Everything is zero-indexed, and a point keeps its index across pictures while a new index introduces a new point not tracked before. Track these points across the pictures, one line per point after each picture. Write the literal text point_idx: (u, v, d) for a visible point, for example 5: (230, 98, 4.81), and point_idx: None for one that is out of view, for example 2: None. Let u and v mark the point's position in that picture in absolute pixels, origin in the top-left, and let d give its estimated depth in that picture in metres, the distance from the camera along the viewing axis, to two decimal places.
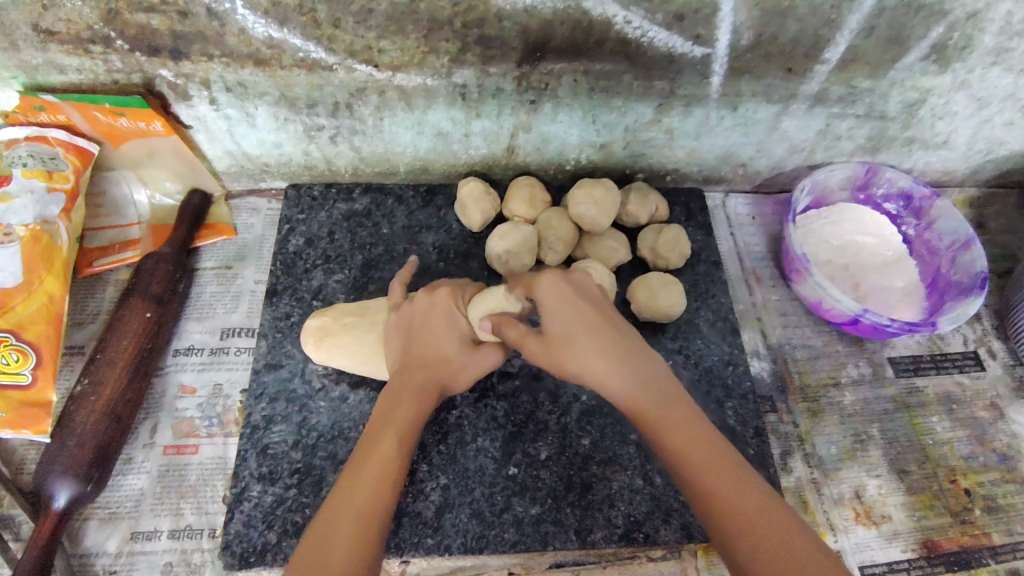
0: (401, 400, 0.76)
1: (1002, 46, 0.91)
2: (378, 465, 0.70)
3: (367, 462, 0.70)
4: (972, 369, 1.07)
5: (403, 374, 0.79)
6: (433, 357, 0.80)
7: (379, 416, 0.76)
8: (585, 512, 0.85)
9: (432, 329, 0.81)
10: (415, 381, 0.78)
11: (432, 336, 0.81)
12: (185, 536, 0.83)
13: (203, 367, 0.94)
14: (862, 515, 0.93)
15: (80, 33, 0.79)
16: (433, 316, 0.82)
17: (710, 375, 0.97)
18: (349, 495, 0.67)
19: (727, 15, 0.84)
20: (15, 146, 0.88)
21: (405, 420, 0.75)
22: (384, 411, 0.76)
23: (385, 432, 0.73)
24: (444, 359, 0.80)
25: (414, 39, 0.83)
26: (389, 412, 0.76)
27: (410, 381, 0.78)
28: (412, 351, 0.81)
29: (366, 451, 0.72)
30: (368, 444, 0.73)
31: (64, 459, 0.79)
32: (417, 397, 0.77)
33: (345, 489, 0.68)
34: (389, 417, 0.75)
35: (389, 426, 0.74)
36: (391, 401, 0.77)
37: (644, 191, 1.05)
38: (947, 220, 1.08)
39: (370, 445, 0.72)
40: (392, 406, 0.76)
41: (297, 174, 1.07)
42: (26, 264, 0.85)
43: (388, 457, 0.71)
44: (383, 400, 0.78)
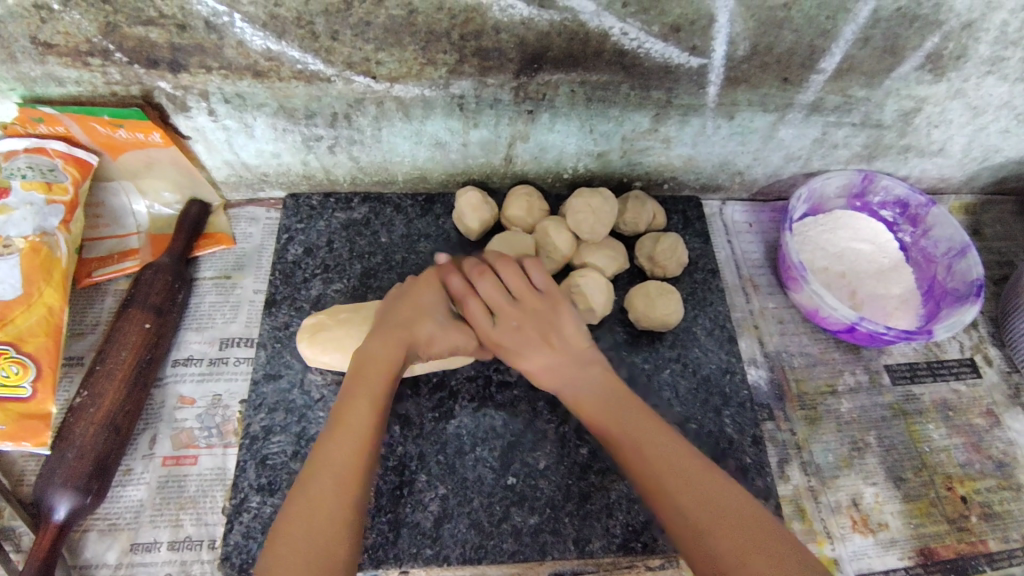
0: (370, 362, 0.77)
1: (997, 55, 0.92)
2: (351, 428, 0.71)
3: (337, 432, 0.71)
4: (968, 376, 1.08)
5: (379, 336, 0.80)
6: (413, 318, 0.81)
7: (354, 376, 0.77)
8: (583, 521, 0.85)
9: (413, 293, 0.83)
10: (393, 340, 0.79)
11: (414, 300, 0.83)
12: (185, 547, 0.83)
13: (202, 377, 0.94)
14: (859, 522, 0.94)
15: (79, 47, 0.80)
16: (415, 285, 0.84)
17: (708, 384, 0.98)
18: (323, 460, 0.69)
19: (724, 27, 0.84)
20: (13, 158, 0.89)
21: (380, 378, 0.76)
22: (359, 370, 0.77)
23: (358, 396, 0.74)
24: (423, 317, 0.81)
25: (412, 51, 0.83)
26: (361, 372, 0.77)
27: (385, 342, 0.79)
28: (391, 317, 0.82)
29: (341, 414, 0.73)
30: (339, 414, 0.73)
31: (63, 471, 0.79)
32: (391, 355, 0.78)
33: (320, 454, 0.69)
34: (362, 378, 0.76)
35: (364, 387, 0.75)
36: (367, 361, 0.78)
37: (642, 200, 1.05)
38: (943, 228, 1.09)
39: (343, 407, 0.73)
40: (366, 364, 0.77)
41: (296, 184, 1.07)
42: (27, 276, 0.85)
43: (355, 425, 0.72)
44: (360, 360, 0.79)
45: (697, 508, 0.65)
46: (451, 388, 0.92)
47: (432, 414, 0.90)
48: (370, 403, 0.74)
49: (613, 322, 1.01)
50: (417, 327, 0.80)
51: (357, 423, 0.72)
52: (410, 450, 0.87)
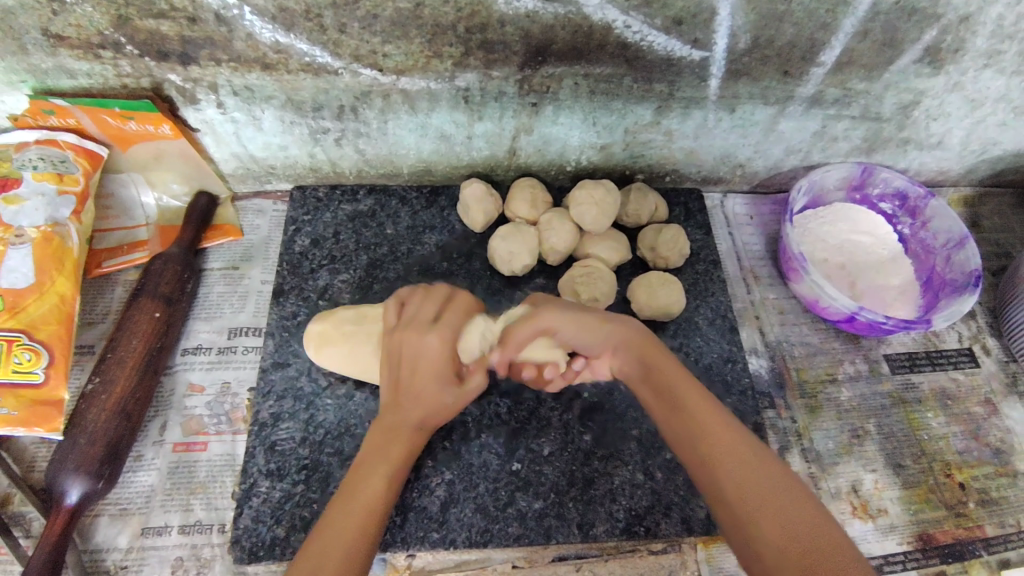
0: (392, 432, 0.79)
1: (994, 49, 0.93)
2: (368, 502, 0.73)
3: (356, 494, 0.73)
4: (967, 365, 1.09)
5: (395, 412, 0.80)
6: (426, 402, 0.80)
7: (372, 450, 0.78)
8: (587, 506, 0.86)
9: (428, 369, 0.80)
10: (406, 423, 0.80)
11: (427, 380, 0.80)
12: (195, 531, 0.84)
13: (211, 366, 0.95)
14: (859, 508, 0.95)
15: (90, 39, 0.81)
16: (428, 356, 0.80)
17: (709, 372, 0.99)
18: (344, 521, 0.70)
19: (725, 20, 0.86)
20: (24, 149, 0.90)
21: (399, 459, 0.78)
22: (376, 442, 0.79)
23: (375, 472, 0.76)
24: (434, 402, 0.80)
25: (418, 44, 0.85)
26: (382, 447, 0.78)
27: (402, 421, 0.80)
28: (406, 393, 0.80)
29: (357, 487, 0.74)
30: (357, 476, 0.76)
31: (76, 457, 0.80)
32: (407, 436, 0.79)
33: (338, 516, 0.71)
34: (381, 454, 0.77)
35: (383, 465, 0.76)
36: (384, 438, 0.79)
37: (644, 191, 1.07)
38: (941, 220, 1.11)
39: (362, 480, 0.75)
40: (384, 442, 0.78)
41: (303, 176, 1.08)
42: (38, 265, 0.86)
43: (376, 493, 0.74)
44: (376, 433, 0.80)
45: (750, 496, 0.67)
46: None
47: None
48: (386, 480, 0.76)
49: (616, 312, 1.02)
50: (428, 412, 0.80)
51: (374, 496, 0.74)
52: None
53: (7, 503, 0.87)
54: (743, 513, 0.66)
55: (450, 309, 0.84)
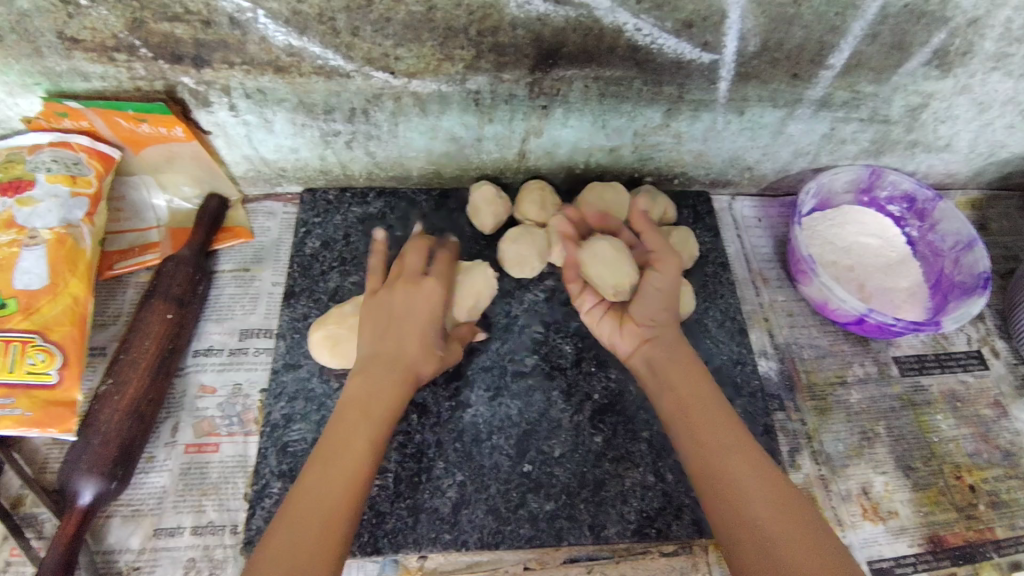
0: (372, 394, 0.78)
1: (1002, 51, 0.94)
2: (349, 464, 0.72)
3: (338, 461, 0.72)
4: (976, 367, 1.09)
5: (377, 366, 0.80)
6: (410, 350, 0.81)
7: (352, 410, 0.77)
8: (598, 508, 0.86)
9: (415, 320, 0.83)
10: (392, 372, 0.80)
11: (412, 325, 0.82)
12: (208, 532, 0.85)
13: (222, 367, 0.96)
14: (869, 511, 0.95)
15: (105, 42, 0.82)
16: (415, 305, 0.83)
17: (719, 374, 0.99)
18: (321, 490, 0.70)
19: (735, 23, 0.86)
20: (39, 151, 0.91)
21: (379, 422, 0.76)
22: (357, 400, 0.77)
23: (356, 433, 0.75)
24: (420, 351, 0.82)
25: (430, 47, 0.85)
26: (362, 408, 0.76)
27: (385, 376, 0.79)
28: (388, 344, 0.81)
29: (337, 450, 0.73)
30: (340, 441, 0.74)
31: (89, 457, 0.81)
32: (391, 391, 0.78)
33: (317, 482, 0.70)
34: (361, 414, 0.76)
35: (363, 425, 0.75)
36: (365, 394, 0.78)
37: (653, 194, 1.07)
38: (950, 222, 1.11)
39: (342, 443, 0.74)
40: (367, 399, 0.77)
41: (313, 179, 1.09)
42: (52, 266, 0.86)
43: (357, 460, 0.73)
44: (353, 392, 0.79)
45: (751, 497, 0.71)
46: (466, 377, 0.93)
47: (448, 402, 0.91)
48: (369, 438, 0.75)
49: None
50: (414, 360, 0.81)
51: (355, 460, 0.73)
52: (428, 437, 0.89)
53: (19, 504, 0.87)
54: (761, 531, 0.68)
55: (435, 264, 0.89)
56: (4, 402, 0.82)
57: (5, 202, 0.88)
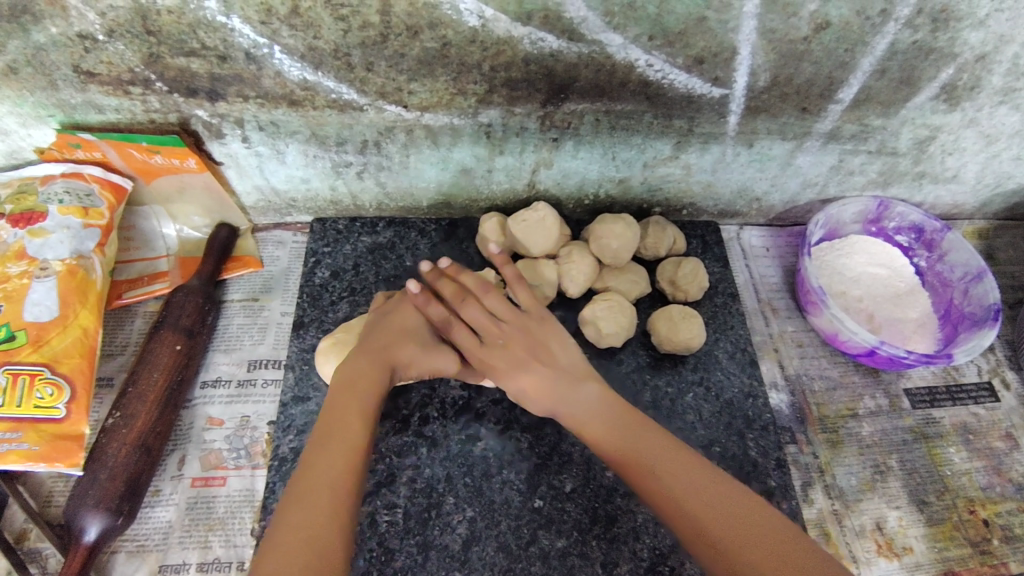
0: (359, 375, 0.79)
1: (1009, 86, 0.95)
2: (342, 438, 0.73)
3: (334, 436, 0.72)
4: (987, 400, 1.08)
5: (365, 352, 0.82)
6: (398, 340, 0.83)
7: (341, 390, 0.77)
8: (610, 544, 0.85)
9: (399, 317, 0.86)
10: (374, 360, 0.80)
11: (399, 329, 0.84)
12: (214, 570, 0.83)
13: (230, 399, 0.95)
14: (884, 546, 0.93)
15: (121, 76, 0.82)
16: (405, 314, 0.86)
17: (730, 407, 0.98)
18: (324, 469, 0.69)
19: (745, 59, 0.87)
20: (52, 182, 0.91)
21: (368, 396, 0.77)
22: (345, 386, 0.78)
23: (348, 410, 0.75)
24: (407, 338, 0.84)
25: (443, 82, 0.86)
26: (349, 388, 0.77)
27: (368, 361, 0.80)
28: (377, 337, 0.83)
29: (335, 427, 0.73)
30: (331, 420, 0.74)
31: (95, 493, 0.80)
32: (377, 374, 0.79)
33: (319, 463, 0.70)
34: (350, 392, 0.77)
35: (353, 406, 0.76)
36: (353, 375, 0.79)
37: (662, 224, 1.07)
38: (958, 253, 1.11)
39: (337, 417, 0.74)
40: (353, 382, 0.78)
41: (323, 209, 1.09)
42: (62, 298, 0.86)
43: (352, 433, 0.73)
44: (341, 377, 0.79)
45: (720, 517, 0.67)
46: (476, 410, 0.93)
47: (458, 435, 0.91)
48: (360, 415, 0.75)
49: (635, 346, 1.02)
50: (398, 348, 0.82)
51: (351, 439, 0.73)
52: (437, 472, 0.88)
53: (23, 539, 0.85)
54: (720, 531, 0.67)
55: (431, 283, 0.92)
56: (11, 436, 0.81)
57: (17, 233, 0.88)
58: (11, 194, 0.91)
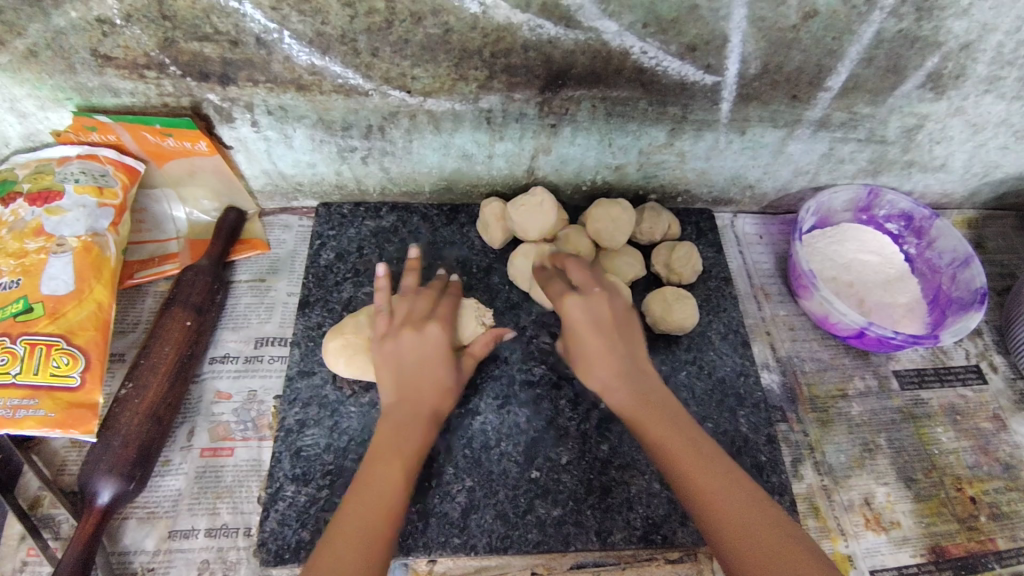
0: (398, 428, 0.79)
1: (994, 75, 0.98)
2: (383, 487, 0.74)
3: (372, 486, 0.74)
4: (975, 382, 1.11)
5: (397, 408, 0.81)
6: (428, 392, 0.83)
7: (383, 441, 0.78)
8: (605, 514, 0.88)
9: (423, 363, 0.84)
10: (411, 415, 0.81)
11: (419, 366, 0.84)
12: (221, 535, 0.86)
13: (238, 374, 0.98)
14: (872, 521, 0.96)
15: (137, 60, 0.86)
16: (421, 345, 0.85)
17: (723, 385, 1.01)
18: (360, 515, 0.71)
19: (736, 47, 0.90)
20: (68, 163, 0.95)
21: (408, 451, 0.78)
22: (385, 440, 0.78)
23: (392, 466, 0.75)
24: (434, 389, 0.84)
25: (445, 67, 0.90)
26: (389, 441, 0.78)
27: (409, 413, 0.81)
28: (407, 383, 0.83)
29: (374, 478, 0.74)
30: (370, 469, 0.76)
31: (109, 458, 0.83)
32: (412, 427, 0.80)
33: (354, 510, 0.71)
34: (392, 451, 0.77)
35: (392, 461, 0.76)
36: (390, 433, 0.79)
37: (657, 210, 1.10)
38: (946, 240, 1.14)
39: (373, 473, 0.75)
40: (391, 436, 0.79)
41: (328, 194, 1.13)
42: (78, 273, 0.89)
43: (392, 484, 0.74)
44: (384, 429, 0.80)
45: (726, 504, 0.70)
46: (476, 386, 0.95)
47: (459, 409, 0.94)
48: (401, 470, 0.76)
49: None
50: (428, 398, 0.83)
51: (391, 491, 0.74)
52: (438, 443, 0.91)
53: (37, 505, 0.88)
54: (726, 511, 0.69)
55: (445, 312, 0.90)
56: (28, 403, 0.84)
57: (34, 211, 0.91)
58: (29, 173, 0.94)
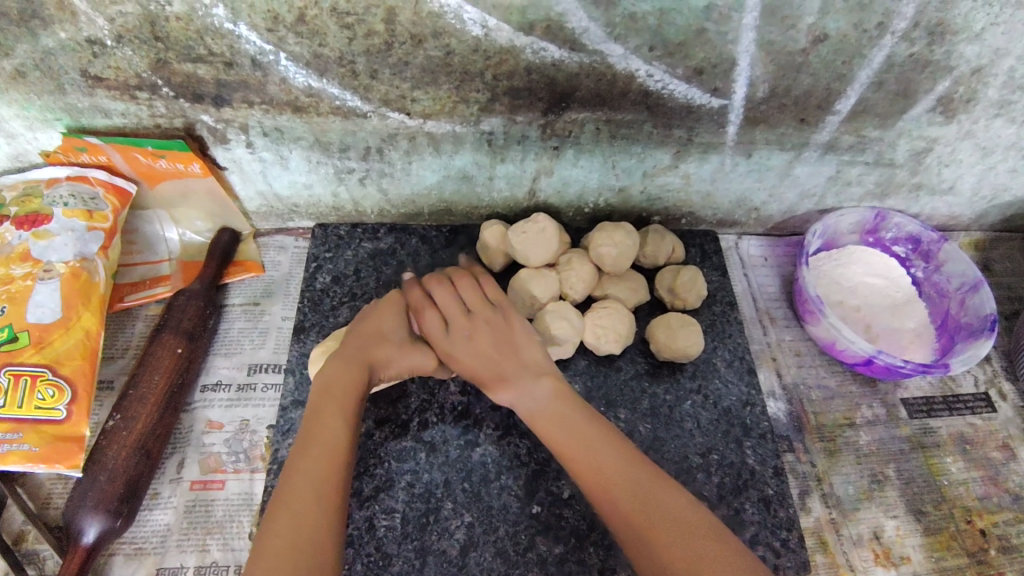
0: (339, 378, 0.79)
1: (1005, 99, 0.96)
2: (329, 439, 0.73)
3: (316, 439, 0.73)
4: (984, 410, 1.09)
5: (345, 356, 0.81)
6: (377, 349, 0.83)
7: (320, 394, 0.78)
8: (608, 551, 0.85)
9: (379, 322, 0.86)
10: (354, 364, 0.80)
11: (379, 324, 0.86)
12: (211, 573, 0.83)
13: (230, 403, 0.95)
14: (881, 556, 0.93)
15: (128, 81, 0.83)
16: (379, 308, 0.88)
17: (729, 415, 0.99)
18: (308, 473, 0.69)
19: (744, 70, 0.88)
20: (56, 185, 0.92)
21: (351, 398, 0.77)
22: (326, 390, 0.78)
23: (331, 413, 0.75)
24: (388, 343, 0.85)
25: (446, 90, 0.87)
26: (329, 390, 0.78)
27: (349, 362, 0.81)
28: (359, 335, 0.84)
29: (317, 432, 0.73)
30: (312, 421, 0.75)
31: (95, 494, 0.80)
32: (353, 376, 0.79)
33: (303, 474, 0.69)
34: (332, 395, 0.77)
35: (336, 409, 0.76)
36: (333, 379, 0.79)
37: (661, 233, 1.08)
38: (955, 264, 1.12)
39: (317, 425, 0.74)
40: (334, 385, 0.78)
41: (325, 215, 1.10)
42: (66, 300, 0.87)
43: (335, 431, 0.74)
44: (320, 384, 0.79)
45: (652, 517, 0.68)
46: (475, 416, 0.93)
47: (457, 441, 0.91)
48: (344, 414, 0.76)
49: (634, 353, 1.03)
50: (379, 351, 0.83)
51: (334, 433, 0.74)
52: (436, 477, 0.88)
53: (21, 541, 0.85)
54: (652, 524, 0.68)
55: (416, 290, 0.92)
56: (12, 436, 0.81)
57: (22, 235, 0.89)
58: (17, 197, 0.91)
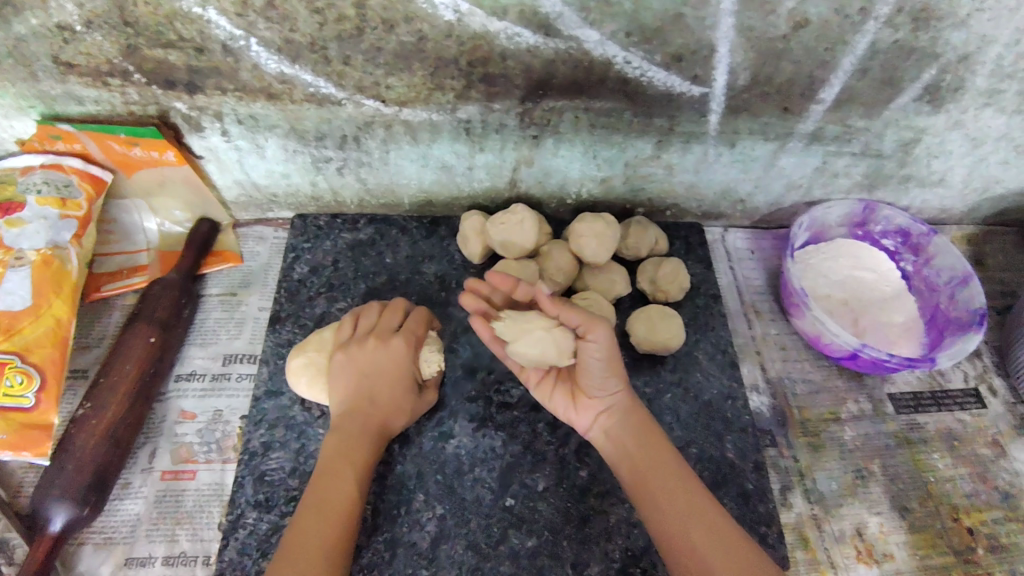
0: (351, 443, 0.79)
1: (994, 88, 0.94)
2: (337, 502, 0.73)
3: (325, 498, 0.73)
4: (973, 406, 1.07)
5: (350, 421, 0.81)
6: (384, 413, 0.83)
7: (332, 453, 0.78)
8: (582, 545, 0.84)
9: (388, 379, 0.84)
10: (364, 429, 0.80)
11: (386, 383, 0.83)
12: (180, 563, 0.82)
13: (204, 393, 0.94)
14: (864, 553, 0.91)
15: (99, 67, 0.83)
16: (384, 363, 0.84)
17: (709, 409, 0.97)
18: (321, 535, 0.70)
19: (724, 57, 0.87)
20: (31, 173, 0.90)
21: (362, 464, 0.78)
22: (336, 451, 0.78)
23: (341, 474, 0.76)
24: (396, 406, 0.84)
25: (421, 76, 0.86)
26: (341, 452, 0.78)
27: (358, 427, 0.80)
28: (365, 392, 0.83)
29: (327, 495, 0.73)
30: (323, 479, 0.75)
31: (62, 483, 0.79)
32: (364, 442, 0.80)
33: (310, 530, 0.70)
34: (343, 460, 0.77)
35: (347, 469, 0.77)
36: (344, 443, 0.79)
37: (644, 224, 1.06)
38: (945, 257, 1.10)
39: (328, 484, 0.75)
40: (347, 447, 0.78)
41: (304, 205, 1.09)
42: (36, 288, 0.86)
43: (344, 493, 0.74)
44: (331, 442, 0.80)
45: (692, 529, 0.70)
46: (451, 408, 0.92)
47: (431, 433, 0.90)
48: (356, 480, 0.76)
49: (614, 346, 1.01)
50: (388, 416, 0.83)
51: (343, 495, 0.74)
52: (409, 469, 0.87)
53: None
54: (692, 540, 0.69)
55: (417, 325, 0.88)
56: None
57: None
58: None
